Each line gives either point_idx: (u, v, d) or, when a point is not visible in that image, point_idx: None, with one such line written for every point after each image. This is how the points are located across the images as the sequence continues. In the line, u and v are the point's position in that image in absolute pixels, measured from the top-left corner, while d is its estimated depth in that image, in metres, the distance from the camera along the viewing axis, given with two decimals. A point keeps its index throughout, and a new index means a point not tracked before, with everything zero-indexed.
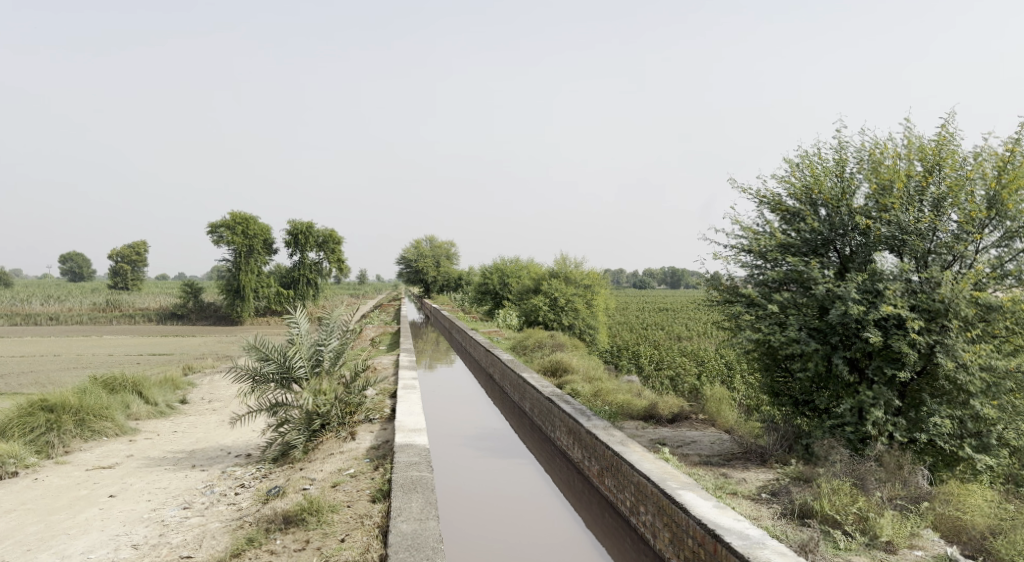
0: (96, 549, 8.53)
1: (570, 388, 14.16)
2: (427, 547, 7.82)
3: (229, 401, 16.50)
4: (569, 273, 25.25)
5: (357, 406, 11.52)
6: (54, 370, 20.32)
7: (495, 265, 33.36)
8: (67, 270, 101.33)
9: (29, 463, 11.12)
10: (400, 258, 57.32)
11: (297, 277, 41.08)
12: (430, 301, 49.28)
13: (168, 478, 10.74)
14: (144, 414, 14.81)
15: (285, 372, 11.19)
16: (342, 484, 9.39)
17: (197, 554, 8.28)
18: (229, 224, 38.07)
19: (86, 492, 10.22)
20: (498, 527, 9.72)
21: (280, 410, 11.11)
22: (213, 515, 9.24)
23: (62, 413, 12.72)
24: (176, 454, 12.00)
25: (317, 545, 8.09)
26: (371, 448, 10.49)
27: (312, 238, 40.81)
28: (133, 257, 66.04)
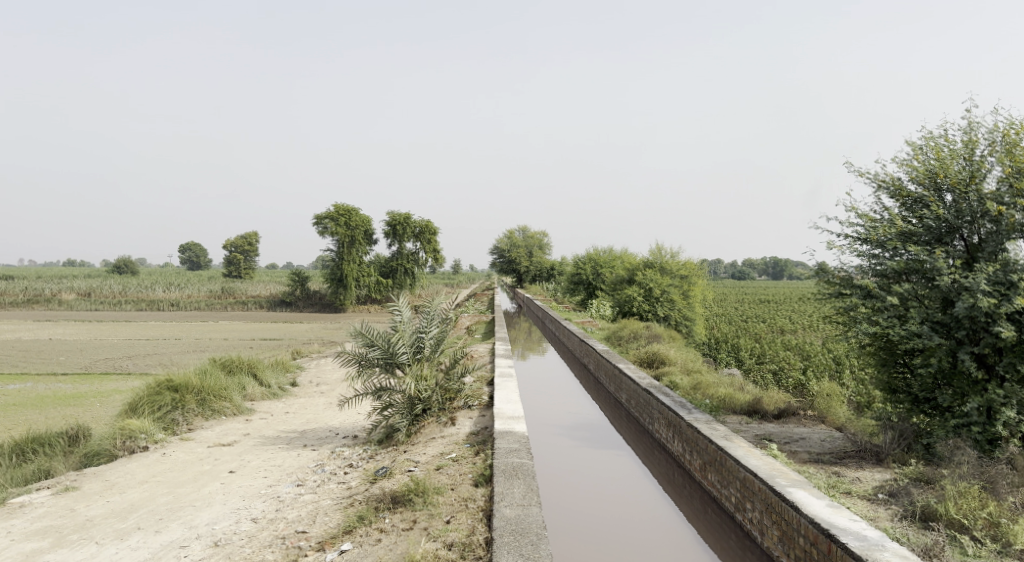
0: (220, 521, 8.96)
1: (668, 380, 14.00)
2: (532, 533, 7.89)
3: (336, 385, 17.05)
4: (665, 264, 24.82)
5: (456, 392, 11.75)
6: (174, 353, 21.39)
7: (588, 255, 33.17)
8: (186, 259, 106.73)
9: (158, 438, 11.75)
10: (494, 247, 57.68)
11: (395, 267, 41.75)
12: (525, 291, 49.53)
13: (282, 456, 11.18)
14: (259, 395, 15.47)
15: (389, 358, 11.33)
16: (445, 468, 9.54)
17: (311, 529, 8.58)
18: (332, 216, 39.03)
19: (208, 467, 10.75)
20: (598, 517, 9.71)
21: (384, 394, 11.32)
22: (325, 493, 9.56)
23: (185, 393, 13.41)
24: (288, 434, 12.48)
25: (424, 526, 8.25)
26: (471, 433, 10.62)
27: (409, 229, 41.53)
28: (245, 248, 68.55)
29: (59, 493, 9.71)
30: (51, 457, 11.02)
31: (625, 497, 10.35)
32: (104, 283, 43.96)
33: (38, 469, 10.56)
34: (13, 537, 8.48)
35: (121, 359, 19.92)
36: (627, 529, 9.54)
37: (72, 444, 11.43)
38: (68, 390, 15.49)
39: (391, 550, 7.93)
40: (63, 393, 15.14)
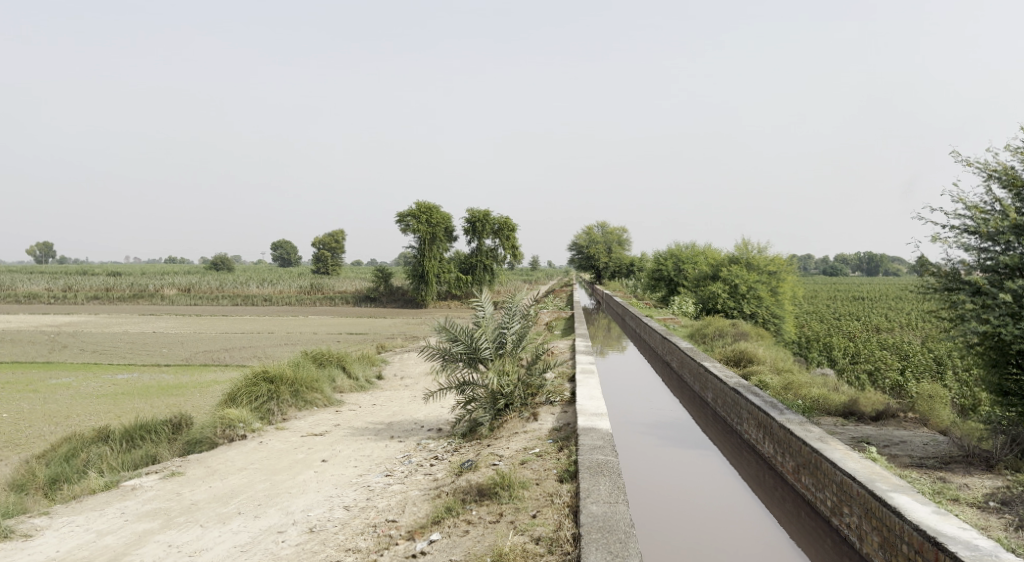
0: (314, 508, 9.23)
1: (758, 379, 13.71)
2: (620, 530, 7.84)
3: (421, 378, 17.33)
4: (752, 259, 24.29)
5: (538, 388, 11.70)
6: (267, 346, 22.12)
7: (670, 250, 32.74)
8: (276, 257, 110.12)
9: (256, 427, 12.18)
10: (572, 243, 57.52)
11: (474, 263, 41.79)
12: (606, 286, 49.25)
13: (370, 447, 11.43)
14: (348, 387, 15.86)
15: (472, 352, 11.41)
16: (530, 462, 9.53)
17: (401, 518, 8.76)
18: (414, 213, 39.64)
19: (302, 456, 11.08)
20: (687, 515, 9.55)
21: (468, 388, 11.38)
22: (412, 484, 9.72)
23: (280, 384, 13.86)
24: (376, 426, 12.75)
25: (511, 519, 8.30)
26: (554, 429, 10.57)
27: (488, 226, 41.82)
28: (330, 246, 70.16)
29: (166, 478, 10.16)
30: (157, 443, 11.54)
31: (716, 496, 10.16)
32: (201, 278, 45.84)
33: (145, 455, 11.08)
34: (126, 517, 8.90)
35: (218, 352, 20.73)
36: (716, 530, 9.36)
37: (176, 432, 11.94)
38: (170, 380, 16.22)
39: (479, 543, 8.01)
40: (166, 383, 15.86)
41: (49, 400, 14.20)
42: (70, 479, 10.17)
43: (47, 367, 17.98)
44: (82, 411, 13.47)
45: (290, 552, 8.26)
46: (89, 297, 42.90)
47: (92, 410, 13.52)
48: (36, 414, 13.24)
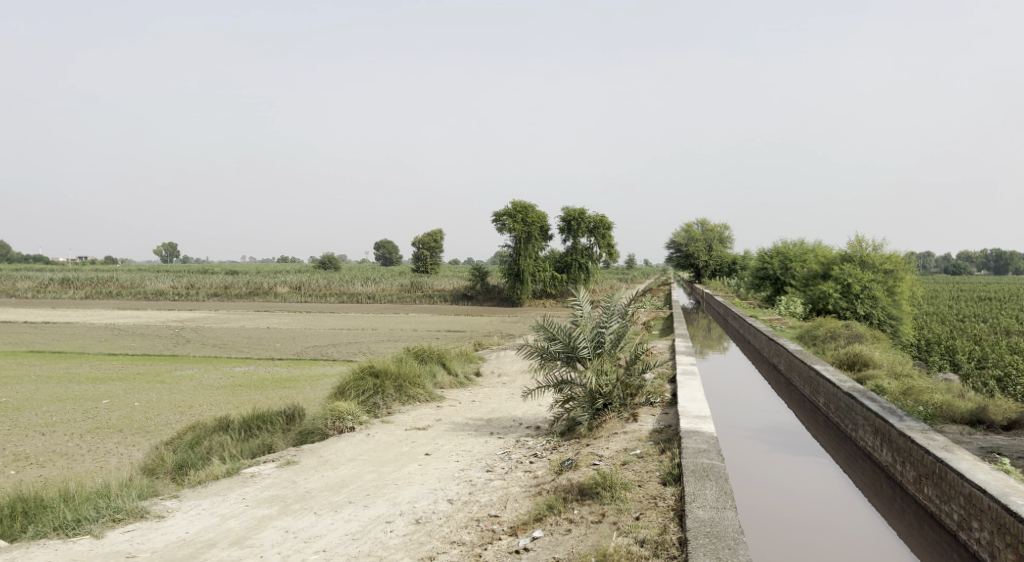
0: (419, 500, 9.48)
1: (874, 384, 13.26)
2: (729, 537, 7.65)
3: (516, 376, 17.44)
4: (866, 257, 23.47)
5: (637, 389, 11.28)
6: (372, 342, 22.77)
7: (776, 248, 31.93)
8: (379, 256, 112.98)
9: (363, 420, 12.59)
10: (672, 241, 56.66)
11: (569, 261, 41.24)
12: (707, 285, 48.34)
13: (472, 442, 11.63)
14: (449, 383, 16.17)
15: (570, 352, 11.18)
16: (631, 463, 9.35)
17: (503, 514, 8.87)
18: (510, 212, 39.96)
19: (407, 449, 11.40)
20: (801, 519, 9.29)
21: (566, 387, 11.15)
22: (513, 480, 9.79)
23: (385, 379, 14.31)
24: (476, 422, 12.95)
25: (613, 520, 8.21)
26: (655, 431, 10.25)
27: (584, 225, 41.73)
28: (429, 246, 71.37)
29: (282, 467, 10.64)
30: (273, 433, 12.16)
31: (832, 504, 9.84)
32: (310, 277, 47.60)
33: (262, 443, 11.63)
34: (246, 503, 9.36)
35: (326, 347, 21.48)
36: (834, 538, 9.05)
37: (289, 423, 12.55)
38: (283, 373, 16.94)
39: (582, 542, 7.97)
40: (280, 376, 16.58)
41: (174, 390, 15.07)
42: (195, 464, 10.75)
43: (171, 359, 19.08)
44: (203, 401, 14.23)
45: (398, 541, 8.49)
46: (208, 294, 45.23)
47: (212, 400, 14.27)
48: (163, 403, 14.07)
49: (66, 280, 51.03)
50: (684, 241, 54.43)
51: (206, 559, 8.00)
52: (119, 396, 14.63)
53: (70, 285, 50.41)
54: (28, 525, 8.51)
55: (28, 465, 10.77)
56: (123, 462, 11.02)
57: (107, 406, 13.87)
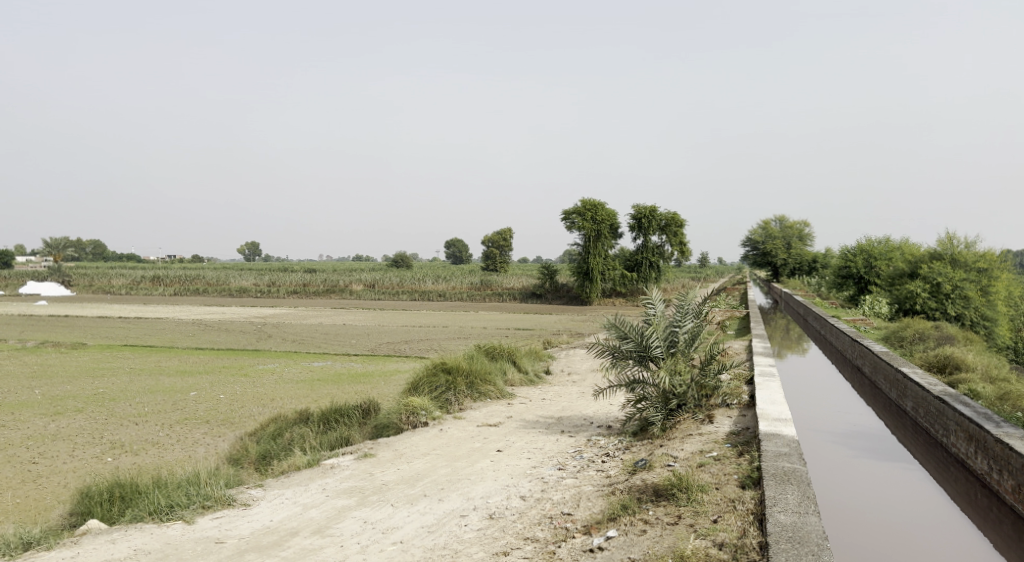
0: (492, 495, 9.59)
1: (967, 389, 12.83)
2: (812, 542, 7.47)
3: (587, 374, 17.39)
4: (956, 256, 22.79)
5: (713, 389, 11.11)
6: (444, 340, 23.04)
7: (860, 246, 31.12)
8: (450, 255, 114.25)
9: (436, 416, 12.79)
10: (749, 239, 55.88)
11: (640, 260, 40.92)
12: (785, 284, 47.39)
13: (543, 440, 11.68)
14: (519, 380, 16.26)
15: (643, 351, 11.00)
16: (707, 465, 9.17)
17: (576, 513, 8.87)
18: (580, 211, 39.88)
19: (479, 444, 11.54)
20: (889, 523, 9.09)
21: (638, 387, 11.04)
22: (586, 478, 9.78)
23: (457, 375, 14.53)
24: (547, 419, 12.97)
25: (690, 522, 8.08)
26: (732, 433, 10.06)
27: (655, 222, 41.38)
28: (500, 244, 71.68)
29: (360, 459, 10.90)
30: (350, 426, 12.48)
31: (921, 514, 9.48)
32: (384, 275, 48.47)
33: (340, 436, 11.95)
34: (326, 493, 9.62)
35: (400, 344, 21.84)
36: (925, 546, 8.78)
37: (365, 416, 12.88)
38: (358, 368, 17.34)
39: (658, 543, 7.87)
40: (355, 371, 16.99)
41: (257, 384, 15.57)
42: (277, 455, 11.10)
43: (254, 354, 19.71)
44: (284, 395, 14.67)
45: (473, 536, 8.61)
46: (287, 291, 46.57)
47: (292, 393, 14.69)
48: (246, 396, 14.57)
49: (156, 277, 53.12)
50: (760, 238, 53.37)
51: (290, 546, 8.26)
52: (206, 388, 15.20)
53: (160, 282, 52.48)
54: (125, 510, 8.91)
55: (123, 453, 11.28)
56: (210, 451, 11.46)
57: (195, 397, 14.43)
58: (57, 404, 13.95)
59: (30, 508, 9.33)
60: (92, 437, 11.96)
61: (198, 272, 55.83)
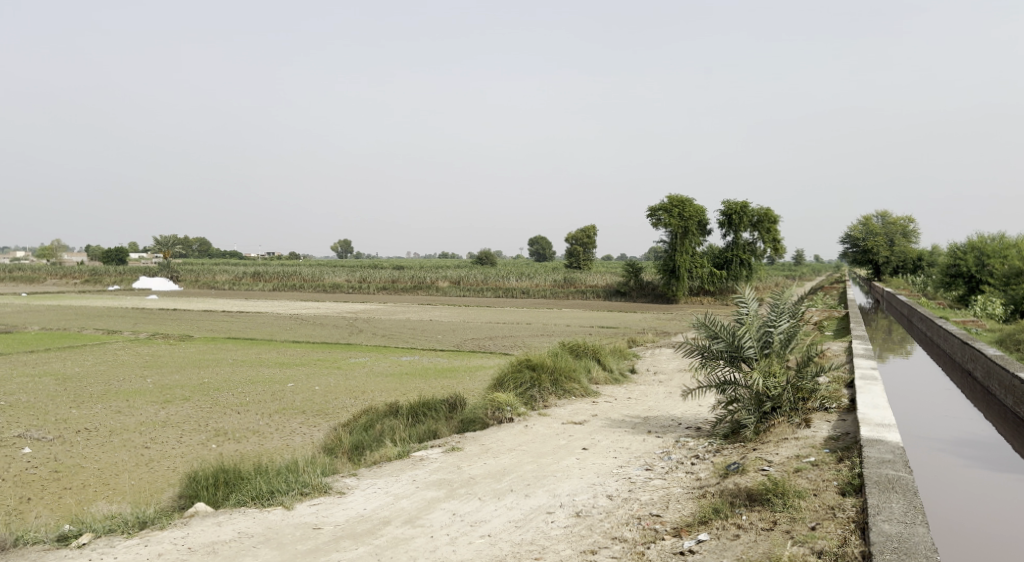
0: (579, 493, 9.56)
1: None
2: (918, 554, 7.18)
3: (674, 373, 17.15)
4: None
5: (810, 393, 10.76)
6: (529, 336, 23.09)
7: (970, 243, 29.69)
8: (533, 252, 114.54)
9: (521, 412, 12.83)
10: (849, 235, 54.31)
11: (730, 257, 40.01)
12: (887, 284, 45.70)
13: (629, 439, 11.56)
14: (603, 378, 16.13)
15: (734, 351, 10.76)
16: (805, 471, 8.92)
17: (665, 515, 8.74)
18: (667, 207, 39.39)
19: (564, 442, 11.52)
20: (1004, 537, 8.64)
21: (729, 388, 10.81)
22: (675, 480, 9.64)
23: (541, 372, 14.56)
24: (633, 419, 12.83)
25: (786, 529, 7.87)
26: (830, 438, 9.74)
27: (746, 218, 40.53)
28: (586, 240, 71.25)
29: (448, 452, 11.03)
30: (437, 420, 12.70)
31: None
32: (469, 272, 48.96)
33: (428, 430, 12.14)
34: (417, 485, 9.78)
35: (485, 340, 21.99)
36: None
37: (451, 411, 13.09)
38: (444, 363, 17.57)
39: (752, 548, 7.69)
40: (441, 366, 17.23)
41: (348, 377, 15.94)
42: (369, 446, 11.35)
43: (346, 347, 20.18)
44: (374, 387, 14.97)
45: (560, 532, 8.59)
46: (377, 287, 47.62)
47: (382, 386, 14.97)
48: (339, 388, 14.95)
49: (256, 272, 54.95)
50: (861, 235, 51.43)
51: (382, 535, 8.41)
52: (301, 379, 15.66)
53: (260, 277, 54.33)
54: (230, 494, 9.23)
55: (226, 440, 11.71)
56: (305, 440, 11.80)
57: (292, 388, 14.89)
58: (166, 392, 14.60)
59: (143, 490, 9.76)
60: (198, 424, 12.45)
61: (292, 268, 57.60)
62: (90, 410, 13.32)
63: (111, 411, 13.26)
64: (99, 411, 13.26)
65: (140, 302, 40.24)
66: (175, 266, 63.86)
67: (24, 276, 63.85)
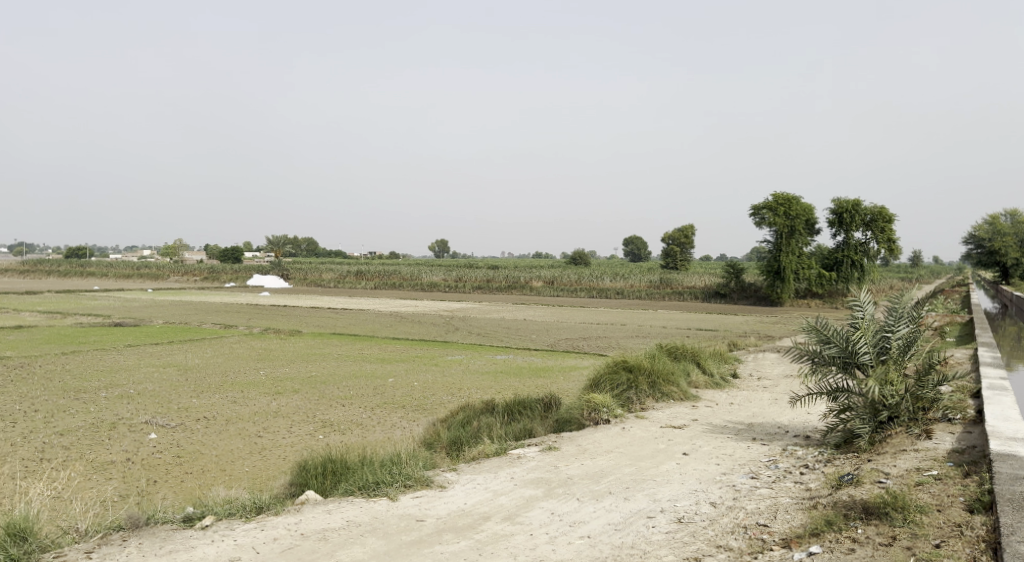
0: (681, 499, 9.33)
1: None
2: None
3: (778, 380, 16.59)
4: None
5: (931, 402, 10.20)
6: (624, 337, 22.83)
7: None
8: (628, 251, 113.40)
9: (618, 414, 12.65)
10: (974, 236, 51.41)
11: (840, 258, 38.58)
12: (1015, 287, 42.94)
13: (732, 446, 11.22)
14: (703, 382, 15.74)
15: (848, 357, 10.33)
16: (927, 485, 8.45)
17: (773, 525, 8.44)
18: (772, 206, 38.38)
19: (664, 446, 11.29)
20: None
21: (842, 396, 10.36)
22: (782, 490, 9.30)
23: (639, 374, 14.32)
24: (736, 425, 12.46)
25: (907, 545, 7.48)
26: (954, 452, 9.20)
27: (858, 218, 39.05)
28: (684, 240, 70.01)
29: (545, 452, 10.97)
30: (532, 419, 12.70)
31: None
32: (563, 272, 48.87)
33: (523, 429, 12.13)
34: (516, 482, 9.75)
35: (579, 341, 21.81)
36: None
37: (547, 411, 13.05)
38: (538, 363, 17.54)
39: None
40: (535, 365, 17.22)
41: (445, 374, 16.10)
42: (467, 442, 11.41)
43: (443, 345, 20.38)
44: (471, 384, 15.08)
45: (662, 538, 8.40)
46: (472, 286, 48.14)
47: (478, 384, 15.07)
48: (437, 384, 15.10)
49: (359, 271, 56.25)
50: (986, 235, 48.72)
51: (483, 530, 8.41)
52: (401, 375, 15.89)
53: (361, 275, 55.70)
54: (337, 483, 9.43)
55: (332, 431, 11.97)
56: (405, 434, 11.96)
57: (392, 383, 15.14)
58: (277, 384, 15.06)
59: (257, 477, 10.07)
60: (306, 415, 12.80)
61: (391, 267, 58.80)
62: (209, 400, 13.89)
63: (227, 401, 13.78)
64: (216, 401, 13.81)
65: (253, 298, 41.94)
66: (285, 265, 66.25)
67: (150, 273, 67.55)
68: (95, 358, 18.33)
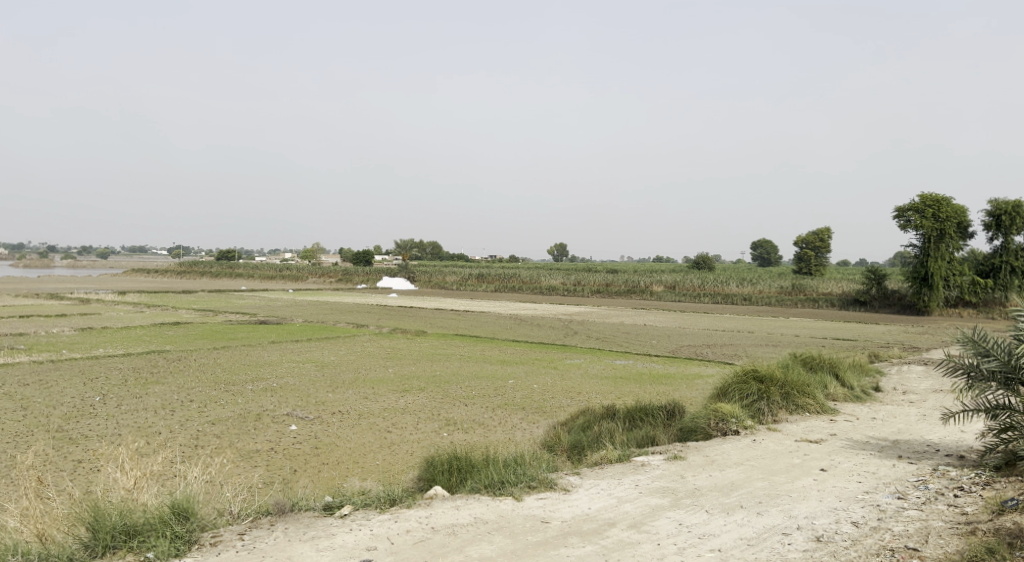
0: (819, 517, 8.81)
1: None
2: None
3: (927, 395, 15.50)
4: None
5: None
6: (754, 345, 22.03)
7: None
8: (757, 256, 110.07)
9: (748, 425, 12.13)
10: None
11: (997, 264, 35.89)
12: None
13: (876, 464, 10.54)
14: (842, 395, 14.90)
15: (1011, 372, 9.51)
16: None
17: (925, 549, 7.83)
18: (918, 207, 36.38)
19: (799, 461, 10.72)
20: None
21: (1003, 415, 9.53)
22: (934, 513, 8.63)
23: (770, 384, 13.70)
24: (879, 442, 11.70)
25: None
26: None
27: (1019, 219, 36.38)
28: (818, 244, 67.20)
29: (671, 460, 10.63)
30: (655, 426, 12.36)
31: None
32: (686, 276, 47.90)
33: (647, 435, 11.82)
34: (641, 490, 9.47)
35: (706, 347, 21.22)
36: None
37: (670, 419, 12.69)
38: (661, 369, 17.13)
39: None
40: (658, 372, 16.82)
41: (566, 377, 15.94)
42: (589, 446, 11.22)
43: (565, 349, 20.21)
44: (592, 389, 14.86)
45: (799, 556, 7.94)
46: (592, 290, 47.85)
47: (599, 388, 14.84)
48: (557, 387, 14.95)
49: (481, 274, 57.05)
50: None
51: (609, 536, 8.19)
52: (522, 377, 15.84)
53: (484, 278, 56.40)
54: (464, 480, 9.43)
55: (456, 430, 12.02)
56: (526, 436, 11.87)
57: (513, 385, 15.11)
58: (404, 382, 15.32)
59: (388, 470, 10.22)
60: (431, 413, 12.92)
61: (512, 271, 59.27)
62: (342, 395, 14.25)
63: (359, 397, 14.10)
64: (349, 396, 14.16)
65: (384, 299, 43.40)
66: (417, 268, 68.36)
67: (290, 274, 71.14)
68: (240, 353, 19.28)
